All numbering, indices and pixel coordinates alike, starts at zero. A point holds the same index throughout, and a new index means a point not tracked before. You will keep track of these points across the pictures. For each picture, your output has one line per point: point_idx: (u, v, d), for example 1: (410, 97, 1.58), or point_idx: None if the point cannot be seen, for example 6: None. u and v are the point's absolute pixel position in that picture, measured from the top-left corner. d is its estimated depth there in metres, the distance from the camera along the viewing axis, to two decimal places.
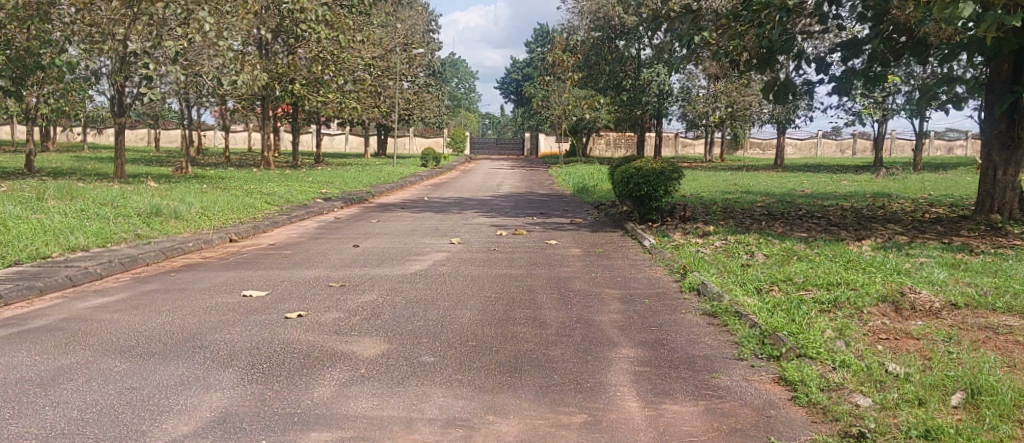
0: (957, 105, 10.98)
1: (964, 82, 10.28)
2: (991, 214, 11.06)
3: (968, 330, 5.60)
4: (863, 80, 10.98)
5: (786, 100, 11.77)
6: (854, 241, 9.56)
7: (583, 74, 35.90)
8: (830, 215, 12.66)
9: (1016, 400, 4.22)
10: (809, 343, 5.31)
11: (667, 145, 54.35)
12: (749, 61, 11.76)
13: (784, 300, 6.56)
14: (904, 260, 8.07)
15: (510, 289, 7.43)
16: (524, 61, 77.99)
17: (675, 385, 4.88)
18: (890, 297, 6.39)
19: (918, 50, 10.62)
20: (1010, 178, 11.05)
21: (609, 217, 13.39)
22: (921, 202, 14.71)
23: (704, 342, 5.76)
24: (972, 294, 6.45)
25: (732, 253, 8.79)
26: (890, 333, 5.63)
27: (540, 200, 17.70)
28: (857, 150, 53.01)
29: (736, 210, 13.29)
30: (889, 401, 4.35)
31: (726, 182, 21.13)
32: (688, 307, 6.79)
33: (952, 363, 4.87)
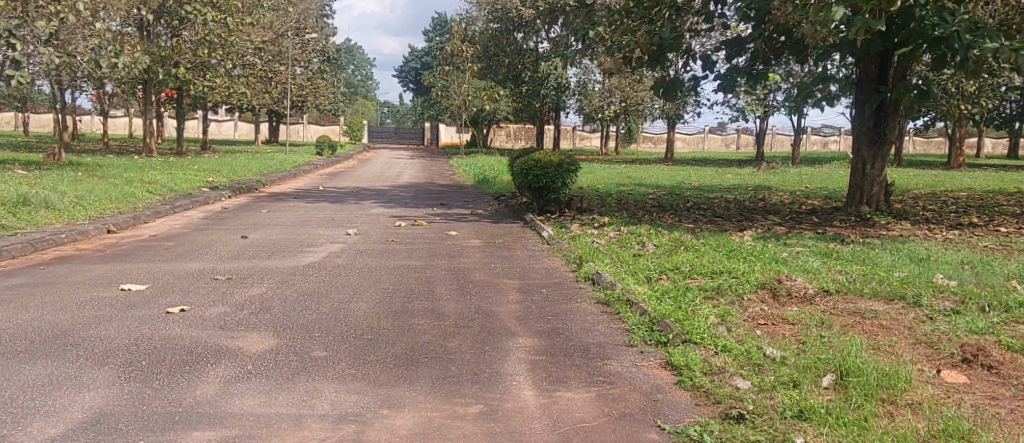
0: (830, 103, 11.61)
1: (837, 81, 10.88)
2: (860, 206, 11.80)
3: (839, 315, 5.95)
4: (746, 78, 11.46)
5: (675, 96, 12.15)
6: (738, 231, 10.00)
7: (482, 65, 35.97)
8: (716, 206, 13.19)
9: (879, 380, 4.52)
10: (693, 329, 5.51)
11: (565, 137, 55.11)
12: (642, 57, 12.06)
13: (673, 287, 6.80)
14: (782, 249, 8.52)
15: (408, 281, 7.36)
16: (423, 50, 77.33)
17: (570, 372, 4.97)
18: (769, 285, 6.73)
19: (796, 50, 11.15)
20: (877, 173, 11.79)
21: (508, 208, 13.49)
22: (798, 194, 15.55)
23: (597, 330, 5.89)
24: (842, 281, 6.86)
25: (625, 243, 9.04)
26: (769, 318, 5.92)
27: (439, 191, 17.63)
28: (741, 145, 55.53)
29: (629, 202, 13.65)
30: (767, 383, 4.58)
31: (620, 175, 21.67)
32: (583, 296, 6.93)
33: (823, 346, 5.16)
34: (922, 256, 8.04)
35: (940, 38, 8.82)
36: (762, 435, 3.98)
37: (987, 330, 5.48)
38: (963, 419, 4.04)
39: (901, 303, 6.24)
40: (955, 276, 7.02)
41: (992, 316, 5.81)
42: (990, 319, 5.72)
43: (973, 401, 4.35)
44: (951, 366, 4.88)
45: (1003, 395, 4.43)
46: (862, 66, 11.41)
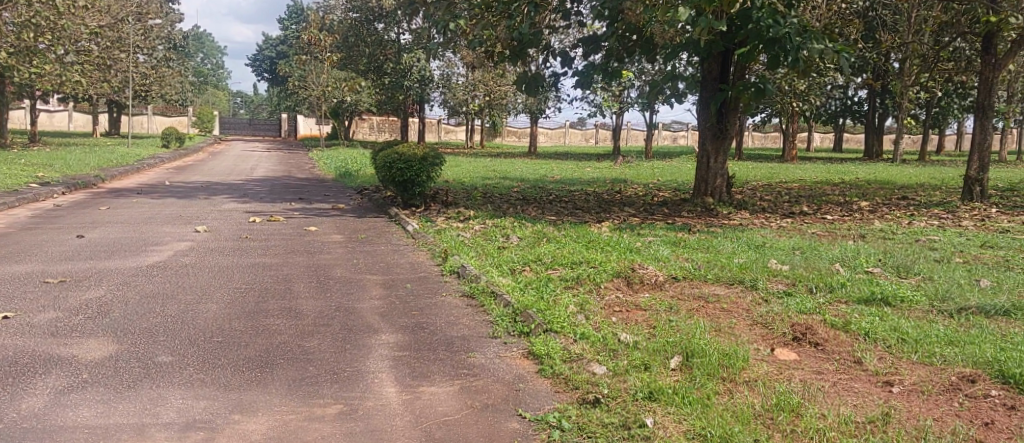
0: (678, 100, 12.18)
1: (684, 79, 11.44)
2: (705, 197, 12.49)
3: (686, 300, 6.29)
4: (602, 75, 11.84)
5: (536, 91, 12.37)
6: (597, 223, 10.30)
7: (341, 55, 35.15)
8: (575, 199, 13.56)
9: (721, 361, 4.82)
10: (554, 318, 5.65)
11: (430, 130, 54.89)
12: (503, 52, 12.20)
13: (535, 278, 6.92)
14: (636, 239, 8.88)
15: (263, 280, 7.09)
16: (278, 38, 74.70)
17: (432, 366, 4.97)
18: (623, 273, 6.99)
19: (647, 49, 11.61)
20: (720, 166, 12.50)
21: (371, 202, 13.28)
22: (651, 186, 16.26)
23: (462, 323, 5.91)
24: (688, 268, 7.24)
25: (489, 236, 9.12)
26: (623, 305, 6.16)
27: (298, 185, 17.08)
28: (599, 140, 57.45)
29: (494, 195, 13.78)
30: (620, 367, 4.77)
31: (484, 168, 21.86)
32: (448, 289, 6.94)
33: (672, 330, 5.43)
34: (759, 243, 8.62)
35: (774, 39, 9.44)
36: (615, 418, 4.15)
37: (814, 309, 5.96)
38: (792, 393, 4.38)
39: (741, 287, 6.68)
40: (788, 261, 7.57)
41: (820, 296, 6.33)
42: (817, 299, 6.23)
43: (801, 376, 4.72)
44: (784, 345, 5.27)
45: (827, 369, 4.84)
46: (706, 65, 12.06)
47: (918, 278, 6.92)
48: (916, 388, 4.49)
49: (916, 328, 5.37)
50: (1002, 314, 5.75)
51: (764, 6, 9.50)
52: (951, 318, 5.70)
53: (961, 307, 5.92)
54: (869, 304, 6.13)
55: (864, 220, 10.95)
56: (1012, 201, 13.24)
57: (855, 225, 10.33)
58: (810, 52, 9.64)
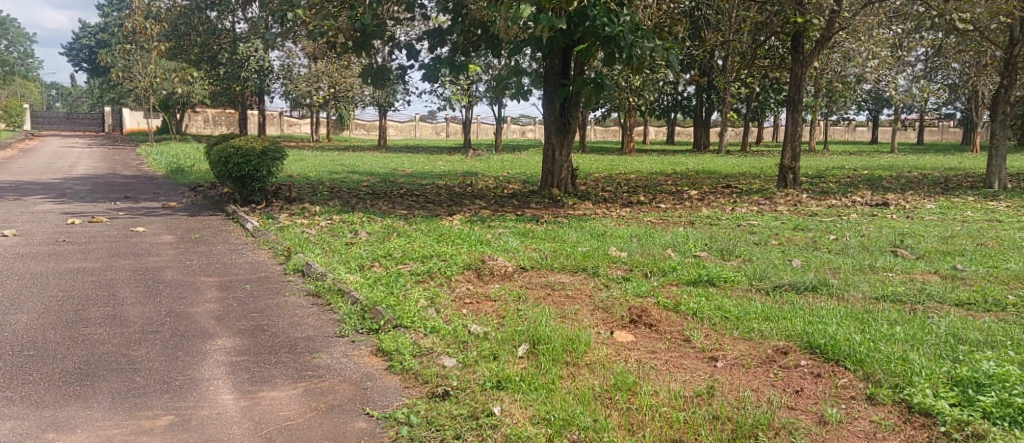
0: (523, 95, 12.40)
1: (528, 74, 11.65)
2: (552, 189, 12.85)
3: (534, 289, 6.44)
4: (448, 68, 11.86)
5: (381, 84, 12.17)
6: (447, 216, 10.30)
7: (170, 44, 32.98)
8: (426, 192, 13.52)
9: (566, 346, 4.96)
10: (403, 313, 5.60)
11: (272, 123, 52.77)
12: (345, 44, 11.91)
13: (384, 274, 6.83)
14: (486, 231, 8.95)
15: (84, 286, 6.57)
16: (98, 25, 69.12)
17: (274, 369, 4.80)
18: (474, 265, 7.04)
19: (491, 43, 11.71)
20: (565, 158, 12.88)
21: (207, 199, 12.60)
22: (500, 179, 16.49)
23: (306, 323, 5.74)
24: (536, 258, 7.39)
25: (335, 232, 8.91)
26: (473, 296, 6.22)
27: (124, 183, 15.92)
28: (449, 133, 57.52)
29: (341, 190, 13.48)
30: (470, 359, 4.81)
31: (331, 162, 21.30)
32: (291, 288, 6.71)
33: (520, 319, 5.53)
34: (601, 232, 8.95)
35: (610, 37, 9.81)
36: (463, 409, 4.19)
37: (649, 293, 6.27)
38: (628, 373, 4.60)
39: (584, 274, 6.91)
40: (626, 248, 7.91)
41: (655, 280, 6.68)
42: (652, 283, 6.57)
43: (637, 356, 4.96)
44: (622, 327, 5.51)
45: (661, 348, 5.11)
46: (548, 61, 12.35)
47: (739, 260, 7.46)
48: (738, 362, 4.84)
49: (738, 306, 5.78)
50: (811, 290, 6.32)
51: (600, 4, 9.84)
52: (767, 296, 6.19)
53: (776, 284, 6.45)
54: (697, 285, 6.54)
55: (694, 207, 11.64)
56: (819, 187, 14.54)
57: (686, 213, 10.96)
58: (643, 50, 10.09)
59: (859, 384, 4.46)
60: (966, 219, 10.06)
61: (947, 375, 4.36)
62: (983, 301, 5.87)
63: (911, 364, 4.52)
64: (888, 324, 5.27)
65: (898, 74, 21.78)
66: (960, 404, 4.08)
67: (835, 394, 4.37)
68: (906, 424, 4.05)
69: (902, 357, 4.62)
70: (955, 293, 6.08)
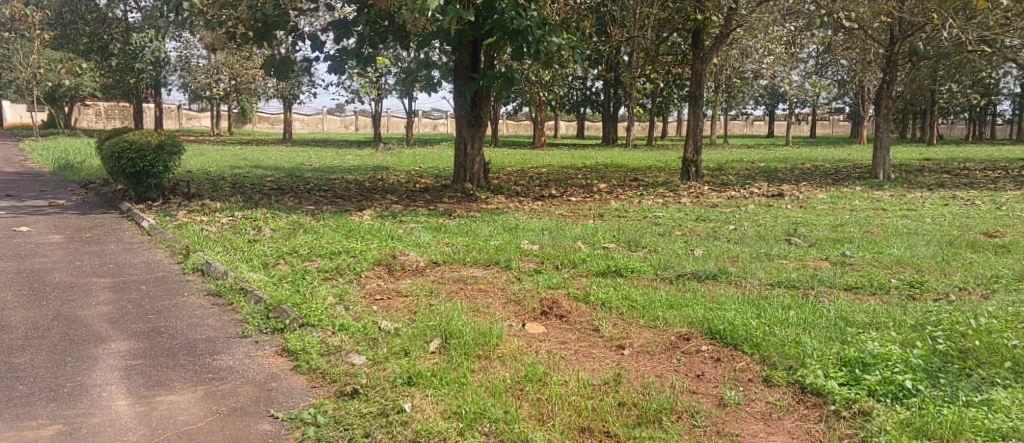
0: (433, 89, 12.31)
1: (437, 67, 11.56)
2: (465, 183, 12.82)
3: (445, 284, 6.41)
4: (355, 60, 11.63)
5: (285, 77, 11.83)
6: (356, 212, 10.13)
7: (56, 33, 31.17)
8: (336, 187, 13.26)
9: (477, 340, 4.97)
10: (310, 312, 5.48)
11: (170, 117, 50.63)
12: (246, 35, 11.52)
13: (289, 272, 6.65)
14: (397, 226, 8.85)
15: None
16: None
17: (173, 373, 4.61)
18: (384, 261, 6.96)
19: (398, 35, 11.55)
20: (477, 152, 12.87)
21: (99, 196, 11.99)
22: (412, 173, 16.34)
23: (207, 324, 5.54)
24: (448, 252, 7.36)
25: (238, 229, 8.63)
26: (383, 292, 6.14)
27: (6, 180, 14.93)
28: (358, 127, 56.68)
29: (245, 185, 13.08)
30: (379, 356, 4.75)
31: (234, 157, 20.62)
32: (192, 288, 6.46)
33: (431, 314, 5.49)
34: (513, 225, 8.99)
35: (517, 31, 9.85)
36: (373, 406, 4.14)
37: (560, 284, 6.35)
38: (538, 364, 4.64)
39: (496, 268, 6.93)
40: (537, 240, 7.98)
41: (565, 272, 6.77)
42: (563, 275, 6.65)
43: (548, 347, 5.01)
44: (534, 319, 5.56)
45: (571, 338, 5.17)
46: (457, 54, 12.29)
47: (646, 251, 7.65)
48: (643, 350, 4.96)
49: (644, 295, 5.92)
50: (712, 277, 6.54)
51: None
52: (672, 284, 6.37)
53: (679, 273, 6.65)
54: (606, 276, 6.67)
55: (603, 200, 11.85)
56: (721, 180, 15.07)
57: (595, 205, 11.14)
58: (549, 44, 10.19)
59: (757, 367, 4.65)
60: (853, 208, 10.63)
61: (836, 355, 4.58)
62: (869, 284, 6.22)
63: (804, 346, 4.73)
64: (783, 309, 5.51)
65: (792, 71, 22.78)
66: (848, 383, 4.31)
67: (734, 378, 4.54)
68: (799, 404, 4.25)
69: (796, 340, 4.84)
70: (843, 277, 6.41)
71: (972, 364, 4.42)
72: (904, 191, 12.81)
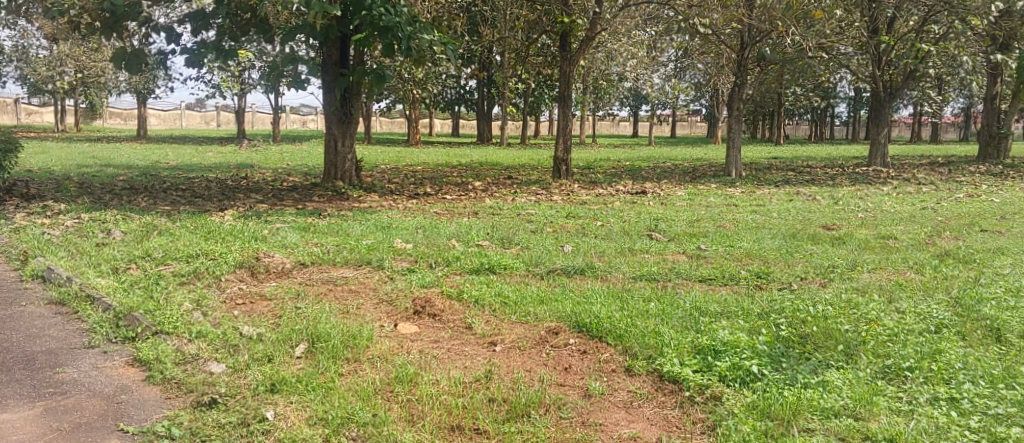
0: (300, 85, 11.95)
1: (304, 62, 11.23)
2: (336, 181, 12.55)
3: (313, 285, 6.25)
4: (215, 54, 11.11)
5: (137, 70, 11.14)
6: (218, 212, 9.71)
7: None
8: (196, 186, 12.64)
9: (345, 342, 4.88)
10: (165, 319, 5.20)
11: (5, 111, 46.57)
12: (92, 24, 10.76)
13: (142, 277, 6.28)
14: (262, 227, 8.55)
15: None
16: None
17: (8, 390, 4.29)
18: (247, 263, 6.70)
19: (262, 28, 11.13)
20: (348, 149, 12.61)
21: None
22: (279, 171, 15.82)
23: (48, 335, 5.15)
24: (316, 253, 7.18)
25: (85, 233, 8.06)
26: (246, 297, 5.91)
27: None
28: (220, 123, 54.29)
29: (93, 185, 12.24)
30: (241, 363, 4.58)
31: (80, 155, 19.21)
32: (31, 297, 5.98)
33: (297, 318, 5.33)
34: (385, 224, 8.88)
35: (387, 27, 9.69)
36: (232, 416, 4.00)
37: (433, 283, 6.34)
38: (409, 364, 4.62)
39: (368, 268, 6.82)
40: (410, 239, 7.93)
41: (438, 270, 6.76)
42: (436, 273, 6.64)
43: (419, 347, 4.99)
44: (405, 319, 5.52)
45: (443, 337, 5.18)
46: (325, 49, 11.99)
47: (518, 248, 7.76)
48: (514, 345, 5.03)
49: (515, 291, 6.00)
50: (580, 272, 6.72)
51: None
52: (542, 280, 6.50)
53: (550, 269, 6.78)
54: (479, 273, 6.72)
55: (477, 198, 11.91)
56: (590, 178, 15.48)
57: (469, 203, 11.18)
58: (420, 41, 10.10)
59: (620, 358, 4.83)
60: (710, 204, 11.21)
61: (691, 344, 4.83)
62: (722, 276, 6.58)
63: (663, 336, 4.95)
64: (645, 301, 5.74)
65: (653, 73, 23.72)
66: (701, 369, 4.55)
67: (599, 369, 4.69)
68: (657, 391, 4.44)
69: (655, 330, 5.06)
70: (699, 270, 6.76)
71: (811, 348, 4.77)
72: (754, 188, 13.63)
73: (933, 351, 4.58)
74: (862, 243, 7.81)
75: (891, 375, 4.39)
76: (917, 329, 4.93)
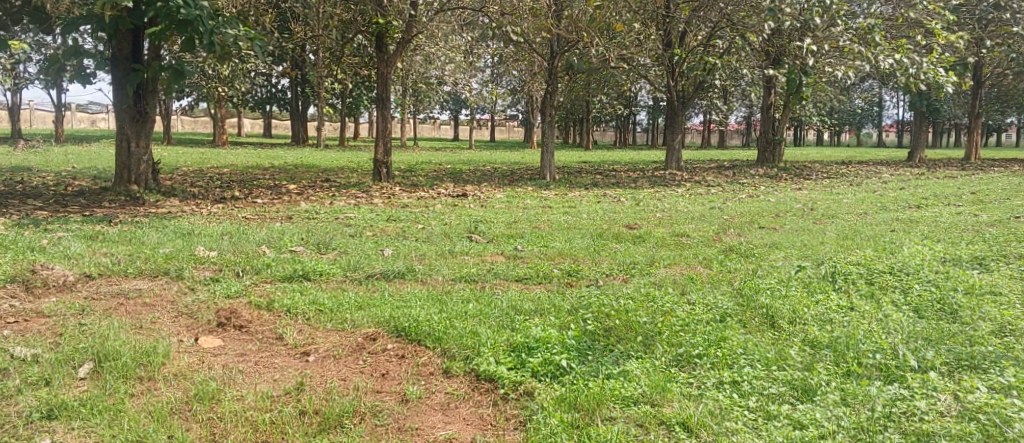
0: (86, 80, 10.96)
1: (90, 56, 10.30)
2: (130, 185, 11.54)
3: (100, 300, 5.73)
4: None
5: None
6: None
7: None
8: None
9: (138, 359, 4.53)
10: None
11: None
12: None
13: None
14: (40, 236, 7.73)
15: None
16: None
17: None
18: (21, 277, 6.03)
19: (38, 18, 10.08)
20: (143, 150, 11.69)
21: None
22: (62, 175, 14.38)
23: None
24: (105, 264, 6.60)
25: None
26: (19, 315, 5.32)
27: None
28: None
29: None
30: (11, 389, 4.14)
31: None
32: None
33: (81, 336, 4.88)
34: (188, 231, 8.34)
35: (186, 21, 9.07)
36: None
37: (239, 292, 6.02)
38: (211, 381, 4.37)
39: (165, 279, 6.37)
40: (215, 246, 7.50)
41: (246, 279, 6.44)
42: (243, 282, 6.32)
43: (223, 361, 4.74)
44: (208, 332, 5.21)
45: (250, 349, 4.95)
46: (114, 42, 11.09)
47: (334, 252, 7.58)
48: (329, 354, 4.90)
49: (331, 297, 5.83)
50: (399, 276, 6.67)
51: None
52: (360, 285, 6.39)
53: (368, 273, 6.67)
54: (291, 281, 6.48)
55: (291, 202, 11.49)
56: (409, 180, 15.41)
57: (282, 208, 10.76)
58: (223, 36, 9.57)
59: (438, 360, 4.84)
60: (525, 206, 11.55)
61: (506, 342, 4.93)
62: (536, 275, 6.79)
63: (479, 336, 5.01)
64: (462, 302, 5.79)
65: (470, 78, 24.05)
66: (515, 367, 4.67)
67: (416, 373, 4.68)
68: (473, 391, 4.50)
69: (472, 330, 5.11)
70: (516, 270, 6.92)
71: (614, 340, 5.04)
72: (566, 190, 14.21)
73: (719, 339, 4.98)
74: (660, 241, 8.37)
75: (682, 363, 4.74)
76: (705, 318, 5.35)
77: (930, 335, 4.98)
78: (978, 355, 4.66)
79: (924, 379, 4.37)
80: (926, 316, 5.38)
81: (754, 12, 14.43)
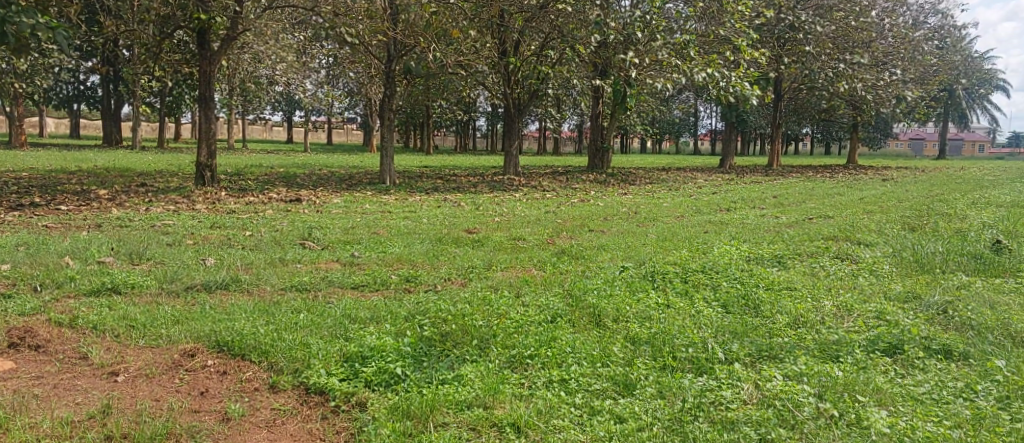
0: None
1: None
2: None
3: None
4: None
5: None
6: None
7: None
8: None
9: None
10: None
11: None
12: None
13: None
14: None
15: None
16: None
17: None
18: None
19: None
20: None
21: None
22: None
23: None
24: None
25: None
26: None
27: None
28: None
29: None
30: None
31: None
32: None
33: None
34: None
35: None
36: None
37: (37, 310, 5.48)
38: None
39: None
40: (8, 259, 6.78)
41: (44, 294, 5.87)
42: (42, 298, 5.75)
43: (15, 387, 4.32)
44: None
45: (49, 372, 4.53)
46: None
47: (150, 263, 7.08)
48: (141, 373, 4.57)
49: (145, 312, 5.43)
50: (223, 287, 6.33)
51: None
52: (177, 298, 5.99)
53: (187, 285, 6.28)
54: (99, 295, 5.97)
55: (101, 209, 10.61)
56: (238, 185, 14.69)
57: (91, 215, 9.92)
58: (15, 26, 8.67)
59: (263, 375, 4.63)
60: (362, 212, 11.33)
61: (339, 352, 4.80)
62: (372, 282, 6.67)
63: (310, 348, 4.86)
64: (292, 313, 5.58)
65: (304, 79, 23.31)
66: (347, 377, 4.57)
67: (239, 390, 4.46)
68: (302, 406, 4.35)
69: (302, 342, 4.94)
70: (351, 277, 6.77)
71: (449, 345, 5.04)
72: (406, 194, 14.10)
73: (550, 339, 5.12)
74: (497, 244, 8.49)
75: (515, 364, 4.82)
76: (537, 319, 5.49)
77: (736, 329, 5.37)
78: (775, 346, 5.09)
79: (730, 370, 4.70)
80: (732, 311, 5.80)
81: (583, 23, 15.00)
